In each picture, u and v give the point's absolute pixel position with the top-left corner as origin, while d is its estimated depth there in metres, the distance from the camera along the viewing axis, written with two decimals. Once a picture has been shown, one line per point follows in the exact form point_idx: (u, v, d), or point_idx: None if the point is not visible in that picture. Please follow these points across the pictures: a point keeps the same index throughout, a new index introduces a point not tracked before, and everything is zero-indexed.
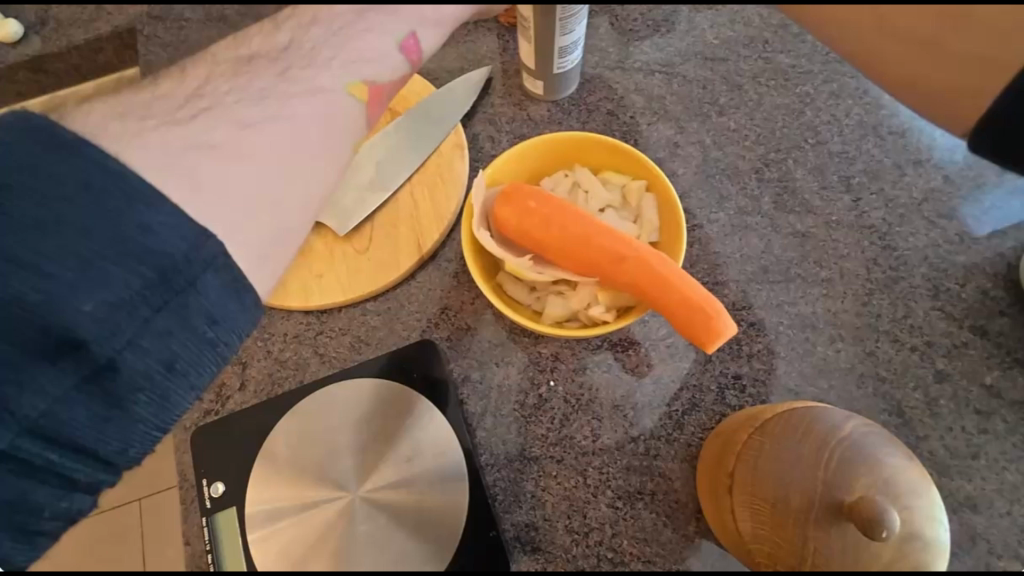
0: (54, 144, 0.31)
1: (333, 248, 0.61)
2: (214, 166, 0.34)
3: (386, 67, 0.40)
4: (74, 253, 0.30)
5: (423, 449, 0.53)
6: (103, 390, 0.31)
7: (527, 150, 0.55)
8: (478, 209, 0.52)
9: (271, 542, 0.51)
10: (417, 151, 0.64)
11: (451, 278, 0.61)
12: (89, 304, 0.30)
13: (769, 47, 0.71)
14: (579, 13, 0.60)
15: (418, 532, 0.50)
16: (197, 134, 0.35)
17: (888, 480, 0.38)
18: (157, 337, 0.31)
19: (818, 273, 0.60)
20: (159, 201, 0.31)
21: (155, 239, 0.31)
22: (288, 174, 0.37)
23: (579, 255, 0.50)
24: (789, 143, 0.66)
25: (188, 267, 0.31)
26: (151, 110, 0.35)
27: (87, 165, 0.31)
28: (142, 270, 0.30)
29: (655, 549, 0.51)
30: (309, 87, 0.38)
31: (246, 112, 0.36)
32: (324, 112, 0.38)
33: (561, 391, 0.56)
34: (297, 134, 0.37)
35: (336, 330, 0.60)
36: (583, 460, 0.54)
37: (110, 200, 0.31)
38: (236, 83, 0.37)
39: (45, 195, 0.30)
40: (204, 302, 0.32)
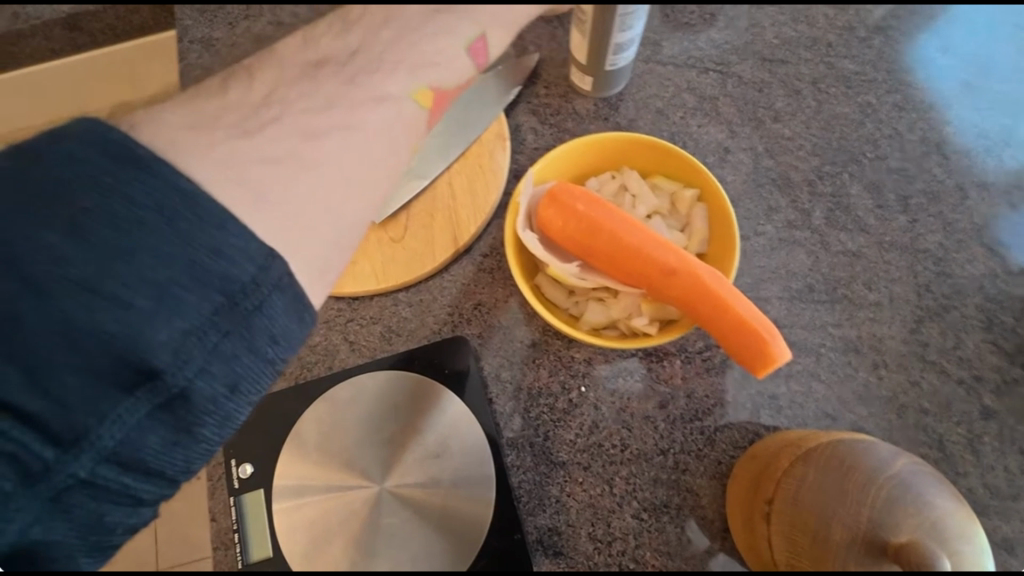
0: (125, 160, 0.30)
1: (367, 235, 0.60)
2: (280, 181, 0.33)
3: (454, 72, 0.37)
4: (145, 279, 0.29)
5: (454, 452, 0.53)
6: (172, 415, 0.30)
7: (577, 147, 0.52)
8: (522, 207, 0.51)
9: (296, 523, 0.51)
10: (458, 142, 0.62)
11: (485, 274, 0.60)
12: (160, 332, 0.29)
13: (832, 50, 0.67)
14: (639, 11, 0.56)
15: (449, 536, 0.50)
16: (264, 147, 0.34)
17: (937, 524, 0.37)
18: (225, 361, 0.31)
19: (866, 295, 0.57)
20: (230, 222, 0.31)
21: (227, 263, 0.30)
22: (351, 185, 0.36)
23: (624, 263, 0.48)
24: (846, 156, 0.63)
25: (255, 291, 0.31)
26: (217, 120, 0.34)
27: (160, 186, 0.30)
28: (212, 295, 0.30)
29: (678, 563, 0.51)
30: (377, 95, 0.37)
31: (311, 121, 0.35)
32: (391, 122, 0.37)
33: (592, 397, 0.56)
34: (362, 144, 0.36)
35: (366, 319, 0.59)
36: (610, 468, 0.53)
37: (183, 224, 0.30)
38: (304, 92, 0.36)
39: (114, 215, 0.29)
40: (269, 325, 0.31)
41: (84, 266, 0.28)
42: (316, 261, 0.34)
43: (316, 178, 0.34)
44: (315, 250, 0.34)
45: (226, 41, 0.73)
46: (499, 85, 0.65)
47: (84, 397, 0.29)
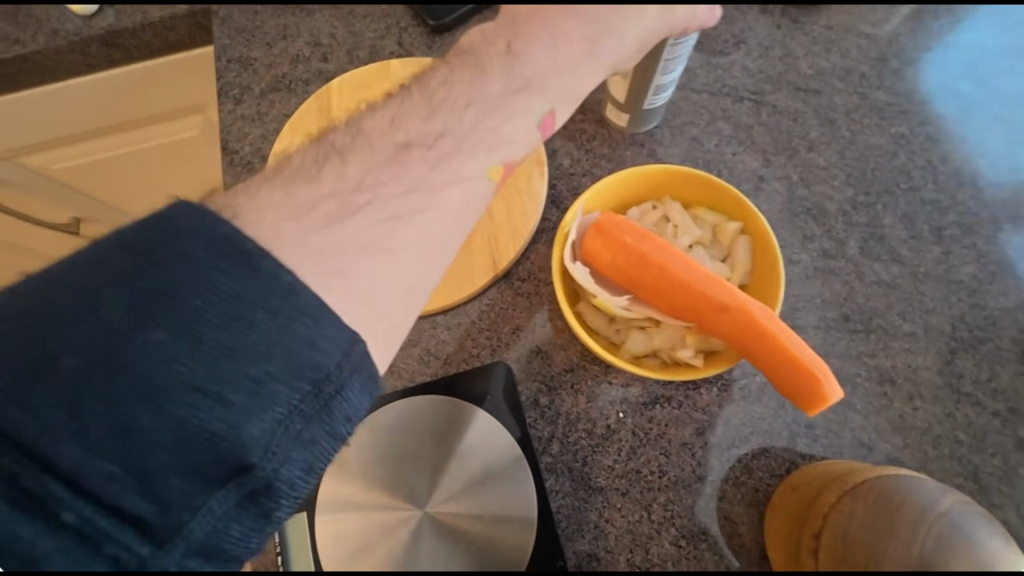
0: (231, 255, 0.33)
1: None
2: (368, 263, 0.37)
3: (523, 146, 0.43)
4: (246, 375, 0.32)
5: (496, 481, 0.53)
6: (258, 504, 0.32)
7: (624, 178, 0.53)
8: (568, 238, 0.51)
9: (339, 548, 0.52)
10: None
11: (523, 298, 0.61)
12: (256, 426, 0.32)
13: (865, 81, 0.68)
14: (683, 55, 0.58)
15: None
16: (354, 232, 0.37)
17: (989, 565, 0.38)
18: (304, 448, 0.33)
19: (901, 326, 0.58)
20: (323, 314, 0.34)
21: (319, 353, 0.33)
22: (429, 261, 0.39)
23: (672, 297, 0.49)
24: (880, 187, 0.63)
25: (337, 376, 0.33)
26: (312, 207, 0.37)
27: (263, 279, 0.33)
28: (301, 384, 0.32)
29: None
30: (456, 175, 0.40)
31: (396, 203, 0.38)
32: (468, 198, 0.41)
33: (630, 423, 0.56)
34: (440, 222, 0.40)
35: (406, 341, 0.60)
36: (648, 495, 0.54)
37: (281, 314, 0.33)
38: (391, 175, 0.39)
39: (223, 313, 0.32)
40: (347, 408, 0.34)
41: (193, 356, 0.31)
42: (391, 329, 0.37)
43: (398, 257, 0.38)
44: (393, 325, 0.37)
45: (264, 61, 0.74)
46: None
47: (186, 476, 0.31)
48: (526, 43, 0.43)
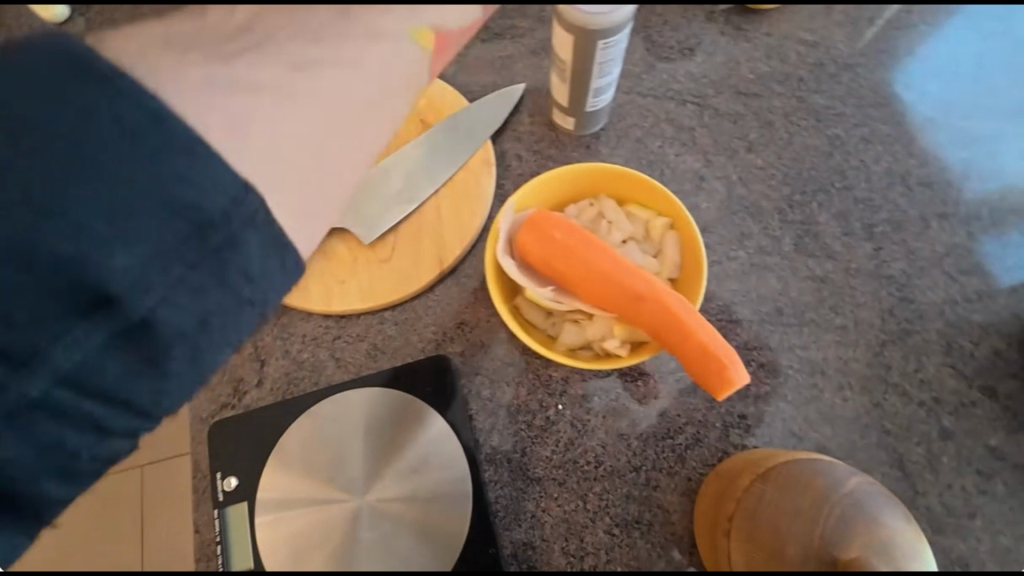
0: (62, 56, 0.26)
1: (356, 254, 0.63)
2: (265, 114, 0.28)
3: (460, 6, 0.30)
4: (104, 194, 0.25)
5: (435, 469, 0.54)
6: (135, 351, 0.27)
7: (557, 176, 0.55)
8: (502, 234, 0.53)
9: (277, 538, 0.53)
10: (446, 169, 0.65)
11: (469, 294, 0.62)
12: (120, 260, 0.25)
13: (803, 85, 0.71)
14: (617, 58, 0.59)
15: (421, 558, 0.51)
16: (241, 71, 0.28)
17: (887, 543, 0.39)
18: (193, 294, 0.27)
19: (833, 319, 0.60)
20: (203, 149, 0.26)
21: (192, 186, 0.26)
22: (348, 132, 0.30)
23: (597, 288, 0.50)
24: (815, 186, 0.66)
25: (226, 223, 0.27)
26: (183, 33, 0.28)
27: (98, 86, 0.26)
28: (176, 220, 0.26)
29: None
30: (366, 25, 0.29)
31: (293, 47, 0.28)
32: (387, 59, 0.30)
33: (568, 415, 0.58)
34: (355, 80, 0.30)
35: (353, 336, 0.61)
36: (584, 485, 0.55)
37: (138, 129, 0.25)
38: (285, 10, 0.29)
39: (54, 125, 0.26)
40: (244, 261, 0.28)
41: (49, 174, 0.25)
42: (313, 213, 0.30)
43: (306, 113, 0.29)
44: (312, 211, 0.30)
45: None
46: (489, 112, 0.68)
47: (31, 321, 0.26)
48: None
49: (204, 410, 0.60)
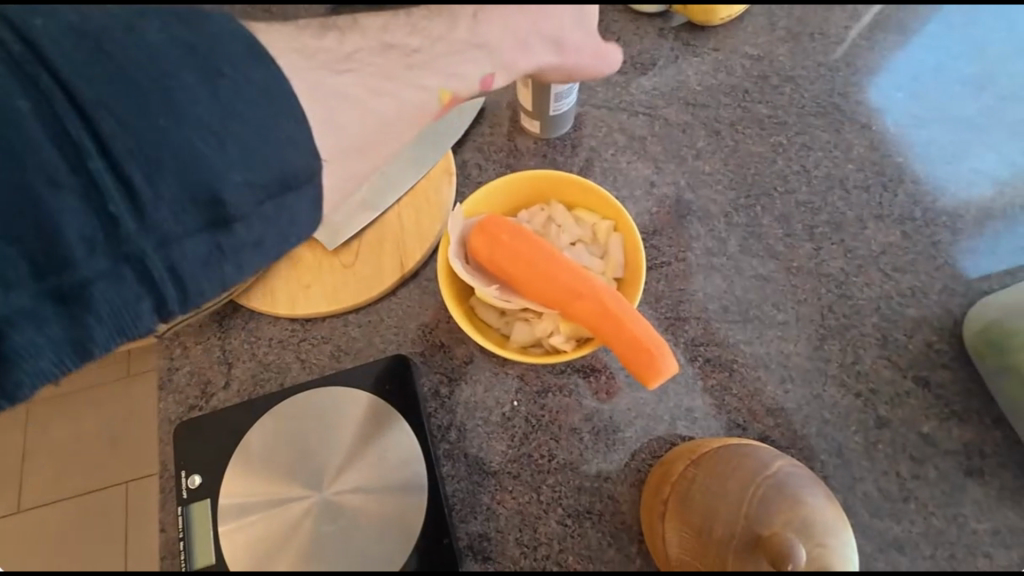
0: (191, 52, 0.44)
1: (321, 260, 0.65)
2: (348, 109, 0.53)
3: (466, 84, 0.60)
4: (207, 132, 0.43)
5: (391, 462, 0.56)
6: (121, 255, 0.41)
7: (507, 183, 0.59)
8: (455, 238, 0.56)
9: (238, 534, 0.54)
10: (408, 177, 0.68)
11: (430, 296, 0.65)
12: (240, 181, 0.44)
13: (748, 96, 0.75)
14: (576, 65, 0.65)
15: (376, 550, 0.53)
16: (335, 81, 0.53)
17: (806, 519, 0.42)
18: (263, 222, 0.45)
19: (775, 315, 0.63)
20: (295, 120, 0.46)
21: (295, 159, 0.46)
22: (387, 128, 0.56)
23: (542, 287, 0.53)
24: (759, 191, 0.69)
25: (301, 180, 0.46)
26: (317, 57, 0.54)
27: (197, 75, 0.44)
28: (273, 175, 0.45)
29: (598, 567, 0.54)
30: (417, 83, 0.57)
31: (375, 80, 0.55)
32: (416, 99, 0.57)
33: (524, 410, 0.60)
34: (399, 103, 0.56)
35: (318, 338, 0.64)
36: (539, 477, 0.57)
37: (270, 111, 0.45)
38: (374, 60, 0.57)
39: (112, 73, 0.42)
40: (291, 213, 0.47)
41: (151, 112, 0.42)
42: (356, 169, 0.54)
43: (370, 109, 0.54)
44: (353, 170, 0.54)
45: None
46: (451, 123, 0.71)
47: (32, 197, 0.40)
48: (488, 14, 0.59)
49: (172, 411, 0.62)
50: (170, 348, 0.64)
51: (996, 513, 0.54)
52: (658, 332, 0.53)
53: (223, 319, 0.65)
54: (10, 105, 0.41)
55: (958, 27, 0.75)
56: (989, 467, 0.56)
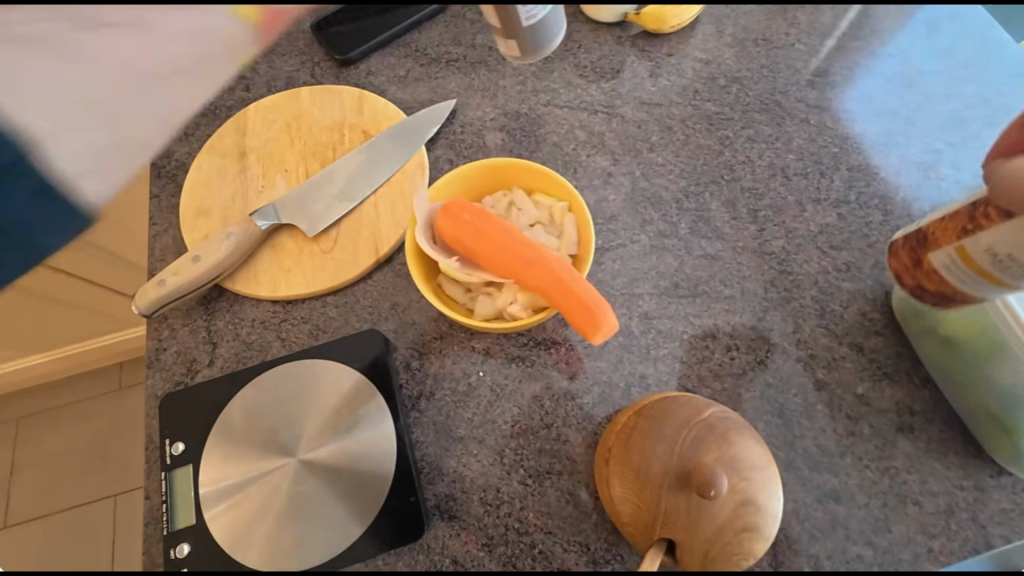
0: None
1: (302, 247, 0.70)
2: None
3: None
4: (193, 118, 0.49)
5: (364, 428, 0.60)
6: None
7: (470, 170, 0.64)
8: (421, 219, 0.61)
9: (218, 497, 0.58)
10: (383, 171, 0.73)
11: (403, 279, 0.70)
12: None
13: (698, 95, 0.82)
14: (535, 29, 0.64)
15: (348, 507, 0.57)
16: None
17: (734, 457, 0.46)
18: None
19: (722, 290, 0.68)
20: None
21: None
22: None
23: (499, 259, 0.58)
24: (708, 179, 0.75)
25: None
26: None
27: None
28: None
29: (557, 523, 0.58)
30: None
31: None
32: None
33: (489, 380, 0.64)
34: None
35: (298, 318, 0.68)
36: (502, 441, 0.61)
37: None
38: None
39: None
40: None
41: None
42: None
43: None
44: None
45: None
46: (425, 123, 0.77)
47: None
48: None
49: (159, 388, 0.66)
50: (158, 330, 0.69)
51: (925, 464, 0.59)
52: (605, 298, 0.58)
53: (209, 303, 0.70)
54: (17, 96, 0.46)
55: (910, 8, 0.77)
56: (918, 423, 0.60)
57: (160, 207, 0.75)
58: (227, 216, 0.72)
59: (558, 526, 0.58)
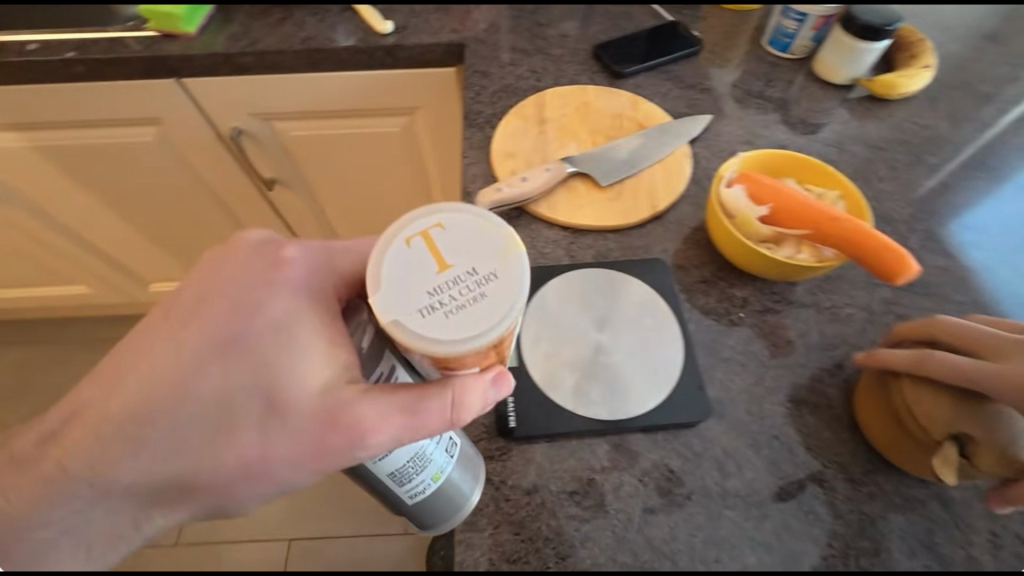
0: None
1: (591, 191, 0.83)
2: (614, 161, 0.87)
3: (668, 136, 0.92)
4: None
5: (632, 317, 0.69)
6: None
7: (756, 155, 0.75)
8: (725, 176, 0.73)
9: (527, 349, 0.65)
10: (659, 151, 0.87)
11: (671, 234, 0.80)
12: None
13: (922, 150, 0.95)
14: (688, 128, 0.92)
15: (636, 396, 0.63)
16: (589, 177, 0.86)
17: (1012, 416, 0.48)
18: None
19: (951, 305, 0.77)
20: None
21: None
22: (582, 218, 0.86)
23: (797, 216, 0.68)
24: (930, 215, 0.86)
25: None
26: None
27: None
28: None
29: (819, 446, 0.61)
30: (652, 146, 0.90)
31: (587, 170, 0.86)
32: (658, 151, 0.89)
33: (749, 320, 0.71)
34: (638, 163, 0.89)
35: (584, 244, 0.79)
36: (762, 368, 0.66)
37: None
38: None
39: None
40: None
41: None
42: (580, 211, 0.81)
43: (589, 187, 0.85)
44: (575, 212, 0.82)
45: (497, 74, 1.05)
46: (688, 125, 0.92)
47: None
48: None
49: None
50: None
51: None
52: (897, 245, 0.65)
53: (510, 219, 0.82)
54: None
55: None
56: None
57: (469, 146, 0.93)
58: (527, 160, 0.89)
59: (821, 448, 0.60)
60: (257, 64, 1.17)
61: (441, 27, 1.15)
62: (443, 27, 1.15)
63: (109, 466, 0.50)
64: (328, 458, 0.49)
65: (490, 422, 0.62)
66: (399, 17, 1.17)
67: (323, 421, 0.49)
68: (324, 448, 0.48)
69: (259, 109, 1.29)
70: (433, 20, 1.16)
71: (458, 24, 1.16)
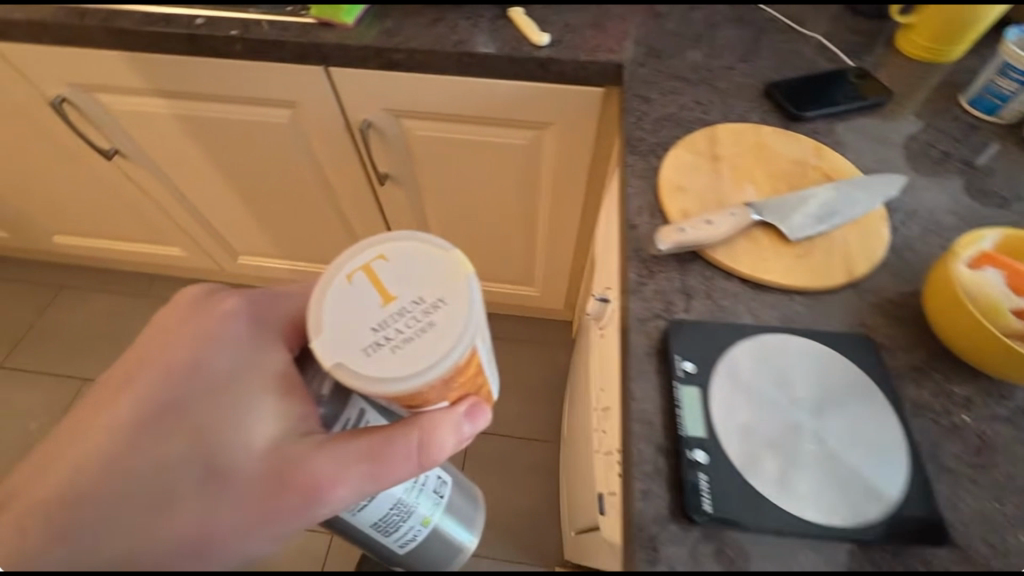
0: None
1: (777, 243, 0.75)
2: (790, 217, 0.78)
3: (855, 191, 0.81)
4: None
5: (842, 400, 0.61)
6: None
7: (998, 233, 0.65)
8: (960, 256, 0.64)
9: (723, 423, 0.59)
10: (858, 208, 0.77)
11: (867, 304, 0.71)
12: None
13: None
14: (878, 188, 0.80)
15: (856, 502, 0.55)
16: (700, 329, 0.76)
17: None
18: None
19: None
20: None
21: None
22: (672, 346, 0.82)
23: None
24: None
25: None
26: None
27: None
28: None
29: None
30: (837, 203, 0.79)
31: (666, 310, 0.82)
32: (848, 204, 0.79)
33: (973, 426, 0.61)
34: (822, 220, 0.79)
35: (767, 302, 0.71)
36: (993, 489, 0.58)
37: None
38: None
39: None
40: None
41: None
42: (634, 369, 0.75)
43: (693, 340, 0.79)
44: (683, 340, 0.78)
45: (659, 101, 0.99)
46: (888, 180, 0.81)
47: None
48: None
49: (638, 312, 0.70)
50: (638, 267, 0.74)
51: None
52: None
53: (682, 261, 0.75)
54: None
55: None
56: None
57: (632, 174, 0.87)
58: (700, 197, 0.82)
59: None
60: (406, 61, 1.15)
61: (599, 45, 1.10)
62: (601, 45, 1.10)
63: (74, 518, 0.55)
64: (278, 516, 0.61)
65: (674, 501, 0.56)
66: (555, 30, 1.14)
67: (272, 474, 0.61)
68: (273, 502, 0.61)
69: (396, 106, 1.28)
70: (591, 37, 1.12)
71: (617, 44, 1.11)
